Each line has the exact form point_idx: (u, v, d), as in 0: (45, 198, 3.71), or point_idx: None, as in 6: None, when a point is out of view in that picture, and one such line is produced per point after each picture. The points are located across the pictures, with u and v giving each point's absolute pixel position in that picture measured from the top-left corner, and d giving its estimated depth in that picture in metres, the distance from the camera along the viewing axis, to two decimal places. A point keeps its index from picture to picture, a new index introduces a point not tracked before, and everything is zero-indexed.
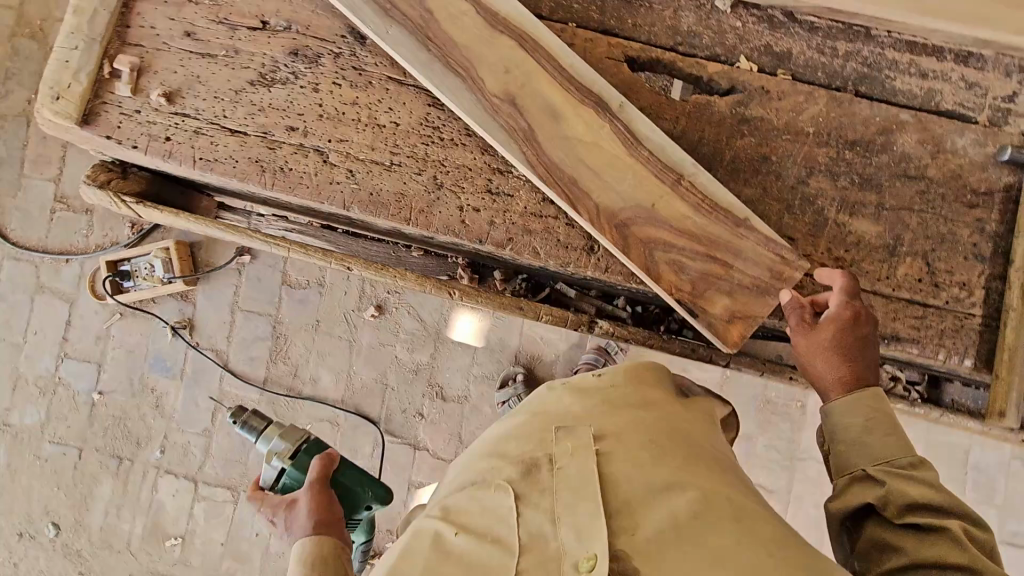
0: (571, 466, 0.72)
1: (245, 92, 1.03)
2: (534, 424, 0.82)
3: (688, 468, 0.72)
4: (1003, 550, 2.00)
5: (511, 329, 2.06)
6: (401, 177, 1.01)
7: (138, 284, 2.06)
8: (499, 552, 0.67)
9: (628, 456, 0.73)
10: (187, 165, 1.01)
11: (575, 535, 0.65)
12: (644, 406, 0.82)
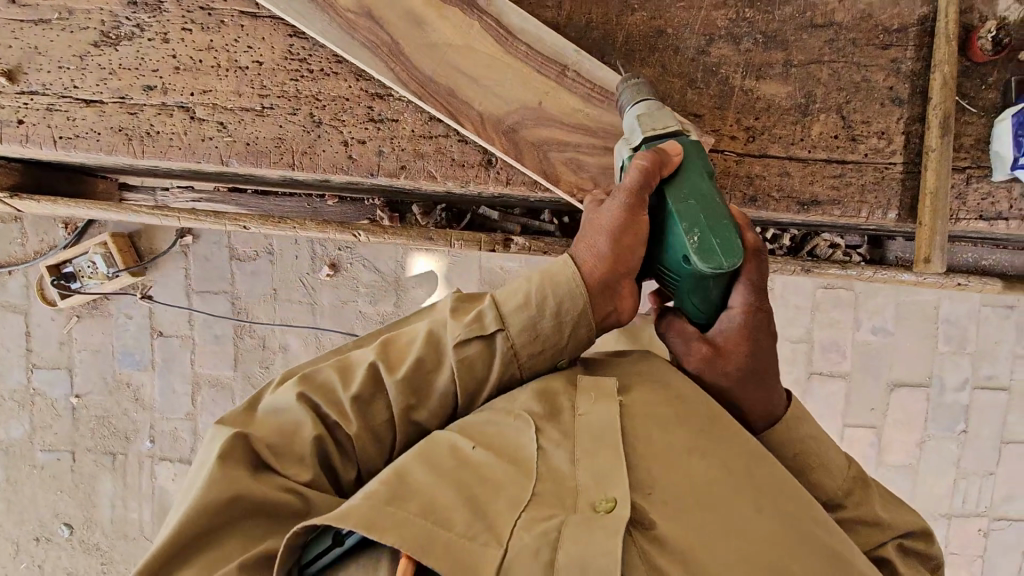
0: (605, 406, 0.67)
1: (90, 56, 0.94)
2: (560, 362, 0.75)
3: (716, 418, 0.69)
4: (978, 394, 2.06)
5: (470, 266, 2.01)
6: (276, 121, 0.94)
7: (87, 284, 2.00)
8: (517, 481, 0.63)
9: (650, 409, 0.68)
10: (48, 146, 0.94)
11: (593, 478, 0.61)
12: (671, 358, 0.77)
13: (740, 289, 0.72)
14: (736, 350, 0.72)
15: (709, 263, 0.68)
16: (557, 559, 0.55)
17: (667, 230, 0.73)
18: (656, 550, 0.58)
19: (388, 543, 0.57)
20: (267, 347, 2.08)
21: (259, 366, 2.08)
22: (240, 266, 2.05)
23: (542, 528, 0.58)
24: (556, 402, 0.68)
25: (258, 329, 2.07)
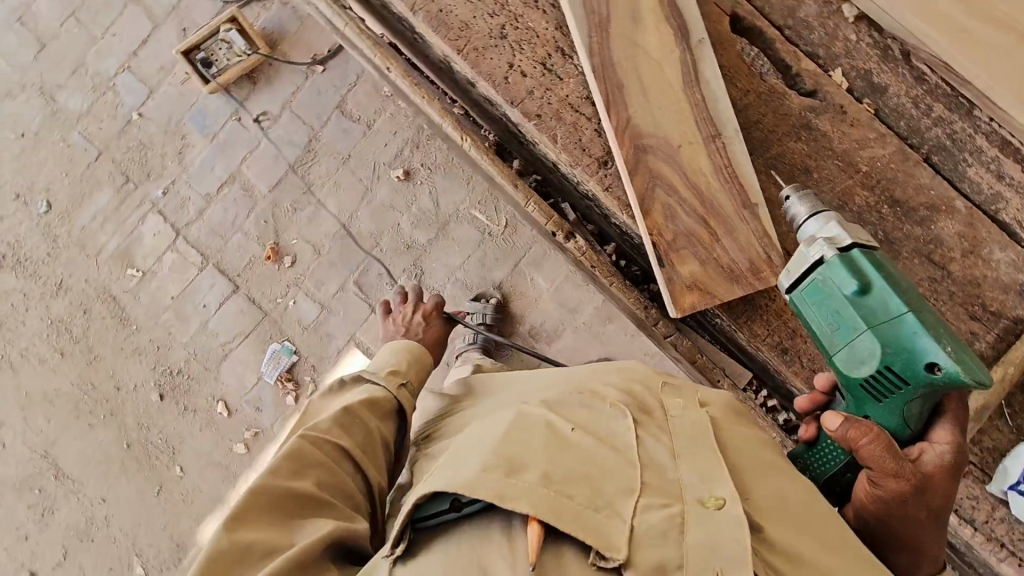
0: (682, 420, 0.87)
1: None
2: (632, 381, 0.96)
3: (788, 470, 0.85)
4: None
5: (508, 257, 2.08)
6: (474, 11, 1.02)
7: (218, 53, 2.13)
8: (615, 451, 0.81)
9: (733, 439, 0.86)
10: None
11: (698, 478, 0.78)
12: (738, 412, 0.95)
13: (945, 423, 0.78)
14: (933, 480, 0.77)
15: (966, 376, 0.72)
16: (687, 539, 0.70)
17: (874, 337, 0.78)
18: (767, 550, 0.72)
19: (524, 509, 0.70)
20: (307, 194, 2.15)
21: (290, 202, 2.16)
22: (340, 119, 2.16)
23: (662, 515, 0.72)
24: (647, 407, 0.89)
25: (313, 175, 2.16)
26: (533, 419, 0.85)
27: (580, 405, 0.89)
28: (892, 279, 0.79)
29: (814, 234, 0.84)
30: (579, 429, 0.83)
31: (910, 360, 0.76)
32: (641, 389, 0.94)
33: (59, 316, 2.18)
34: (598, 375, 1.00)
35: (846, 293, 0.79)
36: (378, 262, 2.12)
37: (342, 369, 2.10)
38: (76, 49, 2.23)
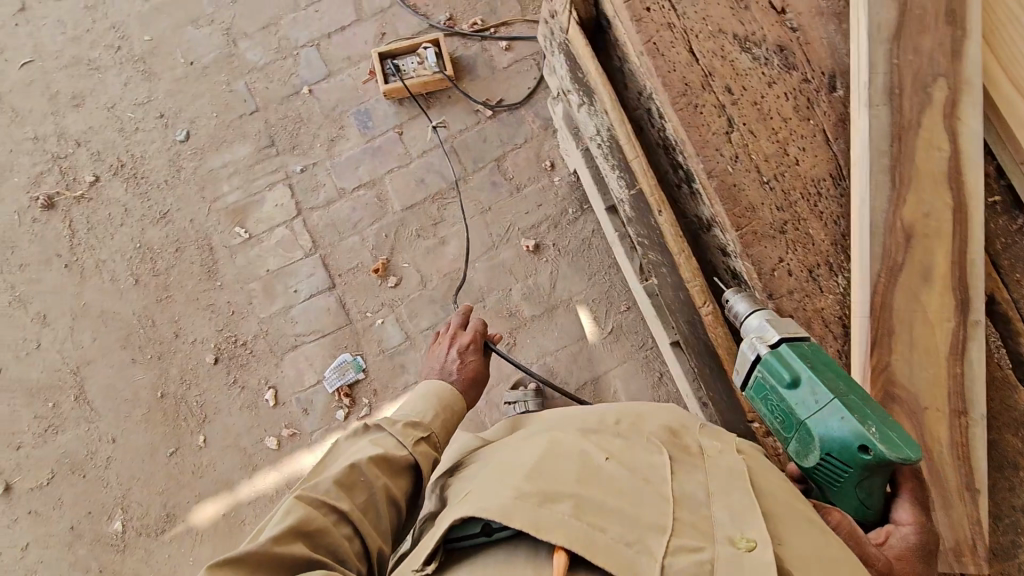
0: (718, 462, 0.92)
1: (722, 36, 1.11)
2: (671, 419, 1.02)
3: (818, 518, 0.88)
4: None
5: (600, 362, 2.09)
6: (763, 197, 1.06)
7: (409, 62, 2.17)
8: (652, 492, 0.87)
9: (764, 476, 0.91)
10: (641, 37, 1.10)
11: (731, 519, 0.83)
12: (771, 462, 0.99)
13: (904, 505, 0.89)
14: (903, 562, 0.86)
15: (895, 455, 0.79)
16: None
17: (811, 430, 0.87)
18: None
19: (555, 539, 0.78)
20: (435, 227, 2.16)
21: (415, 226, 2.16)
22: (493, 172, 2.20)
23: (694, 558, 0.78)
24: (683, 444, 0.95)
25: (448, 212, 2.17)
26: (567, 451, 0.92)
27: (614, 439, 0.96)
28: (821, 368, 0.88)
29: (759, 331, 0.94)
30: (613, 462, 0.90)
31: (846, 447, 0.84)
32: (677, 424, 1.00)
33: (150, 243, 2.12)
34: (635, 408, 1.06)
35: (782, 387, 0.90)
36: (477, 316, 2.11)
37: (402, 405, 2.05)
38: (275, 8, 2.25)
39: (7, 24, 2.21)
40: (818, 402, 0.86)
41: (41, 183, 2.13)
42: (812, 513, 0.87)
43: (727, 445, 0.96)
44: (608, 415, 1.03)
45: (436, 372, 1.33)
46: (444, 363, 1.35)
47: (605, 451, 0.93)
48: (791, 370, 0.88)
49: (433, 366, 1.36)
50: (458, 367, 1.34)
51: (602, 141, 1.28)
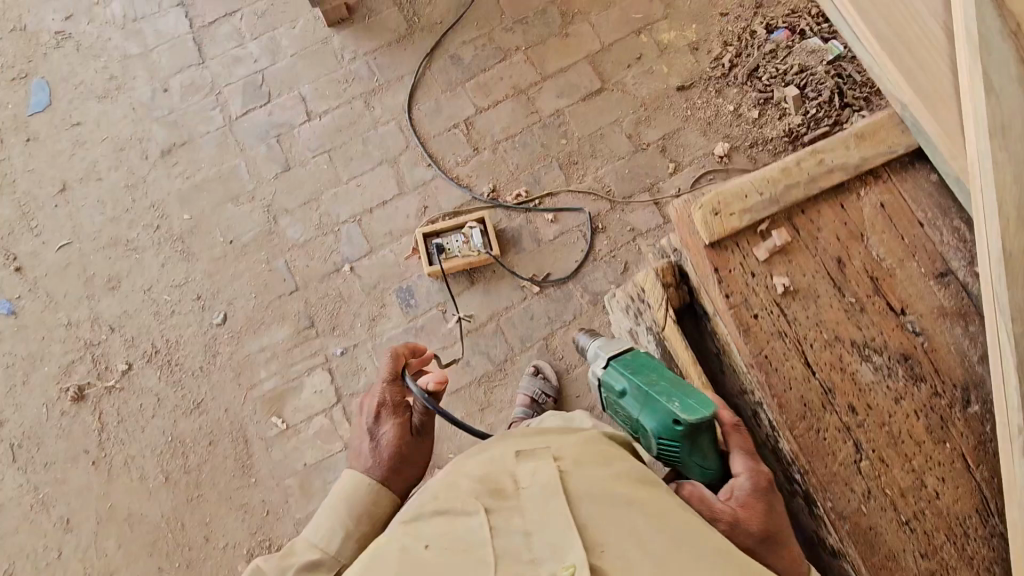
0: (534, 489, 0.92)
1: (838, 343, 1.02)
2: (497, 454, 1.00)
3: (638, 505, 0.91)
4: None
5: None
6: (903, 542, 0.94)
7: (453, 242, 2.11)
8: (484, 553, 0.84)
9: (583, 486, 0.92)
10: (748, 350, 1.01)
11: (554, 553, 0.83)
12: (585, 445, 1.03)
13: (737, 457, 1.03)
14: (748, 508, 0.98)
15: (690, 414, 0.99)
16: None
17: (644, 423, 1.07)
18: None
19: None
20: (482, 412, 2.05)
21: (461, 411, 2.05)
22: (541, 350, 2.11)
23: None
24: (503, 486, 0.93)
25: (495, 394, 2.07)
26: (388, 551, 0.86)
27: (434, 511, 0.91)
28: (636, 368, 1.11)
29: (596, 357, 1.21)
30: (433, 546, 0.85)
31: (665, 424, 1.02)
32: (493, 466, 0.97)
33: (183, 436, 2.01)
34: (458, 463, 1.02)
35: (618, 397, 1.13)
36: None
37: None
38: (316, 183, 2.22)
39: (45, 205, 2.17)
40: (639, 399, 1.07)
41: (72, 373, 2.04)
42: (624, 497, 0.92)
43: (541, 469, 0.94)
44: (434, 485, 0.98)
45: (363, 458, 1.22)
46: (364, 448, 1.24)
47: (422, 533, 0.87)
48: (621, 385, 1.12)
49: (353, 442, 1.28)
50: (382, 450, 1.23)
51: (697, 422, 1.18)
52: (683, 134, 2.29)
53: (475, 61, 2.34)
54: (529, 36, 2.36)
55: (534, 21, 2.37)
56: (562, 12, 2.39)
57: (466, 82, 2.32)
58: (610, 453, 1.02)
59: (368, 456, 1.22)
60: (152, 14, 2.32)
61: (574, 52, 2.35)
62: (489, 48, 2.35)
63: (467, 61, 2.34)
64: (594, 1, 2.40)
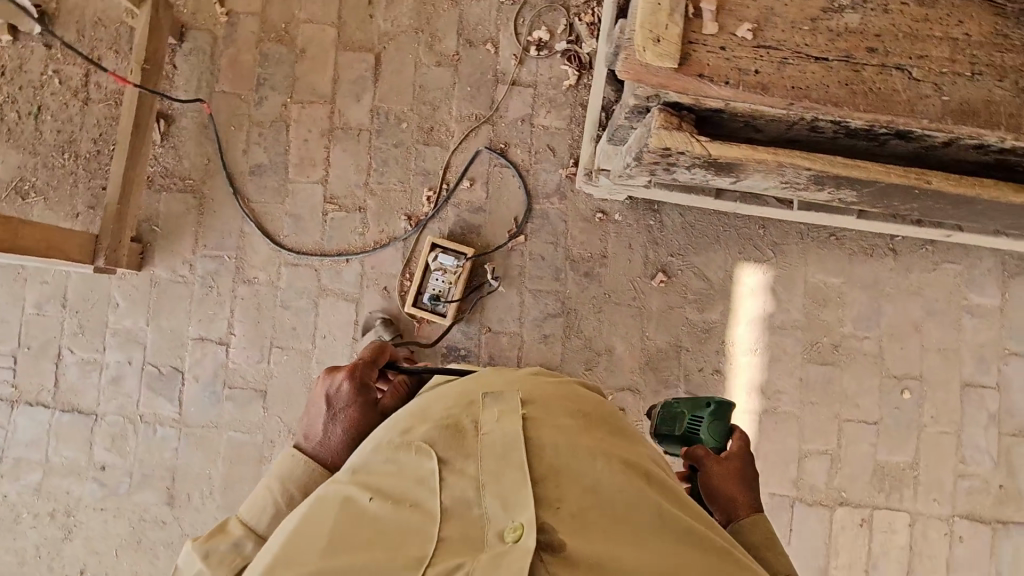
0: (494, 434, 0.95)
1: (819, 20, 1.04)
2: (462, 394, 1.04)
3: (597, 449, 0.96)
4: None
5: (793, 283, 2.15)
6: (987, 87, 1.03)
7: (438, 283, 2.02)
8: (418, 515, 0.89)
9: (550, 423, 0.97)
10: (780, 98, 1.03)
11: (501, 509, 0.86)
12: (559, 392, 1.07)
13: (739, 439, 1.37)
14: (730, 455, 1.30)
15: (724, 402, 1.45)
16: None
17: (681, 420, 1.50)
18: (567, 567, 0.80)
19: None
20: (593, 348, 2.10)
21: (583, 366, 2.10)
22: (576, 267, 2.11)
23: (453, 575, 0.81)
24: (462, 426, 0.97)
25: (587, 330, 2.10)
26: (331, 501, 0.94)
27: (393, 460, 0.97)
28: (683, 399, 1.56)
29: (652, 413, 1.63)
30: (378, 500, 0.92)
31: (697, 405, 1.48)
32: (456, 408, 1.00)
33: None
34: (422, 404, 1.06)
35: (671, 412, 1.53)
36: (691, 361, 2.11)
37: None
38: (295, 375, 2.03)
39: None
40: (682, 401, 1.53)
41: None
42: (581, 438, 0.97)
43: (505, 419, 0.97)
44: (398, 426, 1.03)
45: (311, 433, 1.22)
46: (318, 422, 1.23)
47: (372, 487, 0.94)
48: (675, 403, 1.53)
49: (304, 409, 1.28)
50: (336, 429, 1.23)
51: (778, 185, 1.22)
52: (468, 15, 2.16)
53: (271, 153, 2.13)
54: (281, 88, 2.14)
55: (267, 71, 2.15)
56: (277, 40, 2.16)
57: (287, 176, 2.12)
58: (582, 398, 1.09)
59: (317, 431, 1.22)
60: (4, 440, 2.01)
61: (324, 59, 2.15)
62: (268, 131, 2.14)
63: (265, 162, 2.12)
64: (285, 4, 2.17)
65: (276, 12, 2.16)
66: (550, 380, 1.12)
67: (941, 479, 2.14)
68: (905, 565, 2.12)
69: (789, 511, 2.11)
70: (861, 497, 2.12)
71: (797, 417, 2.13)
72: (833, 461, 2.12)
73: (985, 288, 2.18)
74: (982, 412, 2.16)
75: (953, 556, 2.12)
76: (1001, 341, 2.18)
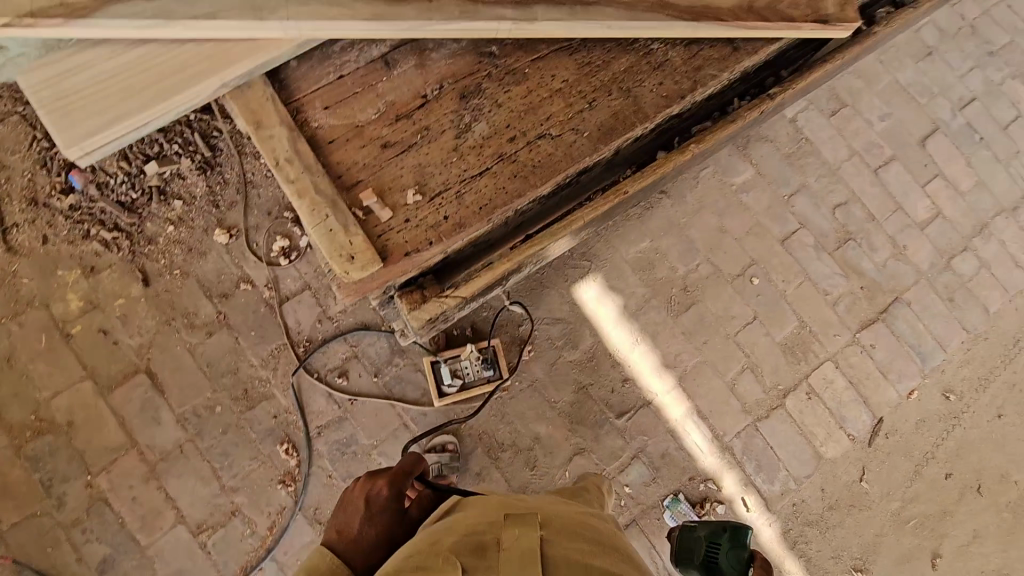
0: (515, 546, 0.88)
1: (461, 146, 1.18)
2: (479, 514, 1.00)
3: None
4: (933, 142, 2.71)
5: (620, 269, 2.34)
6: (603, 107, 1.25)
7: (465, 370, 2.04)
8: None
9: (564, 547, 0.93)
10: (479, 221, 1.14)
11: None
12: (565, 518, 1.05)
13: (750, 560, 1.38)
14: None
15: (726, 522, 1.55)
16: None
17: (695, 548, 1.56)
18: None
19: None
20: (522, 448, 2.11)
21: (526, 468, 2.10)
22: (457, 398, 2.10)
23: None
24: (484, 543, 0.91)
25: (506, 438, 2.11)
26: None
27: (421, 566, 0.86)
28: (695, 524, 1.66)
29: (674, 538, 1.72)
30: None
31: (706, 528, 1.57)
32: (479, 526, 0.95)
33: None
34: (442, 523, 0.98)
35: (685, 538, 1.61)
36: (601, 390, 2.20)
37: (694, 439, 2.21)
38: None
39: None
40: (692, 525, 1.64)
41: None
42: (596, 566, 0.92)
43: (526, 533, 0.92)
44: (423, 539, 0.94)
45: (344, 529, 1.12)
46: (353, 519, 1.13)
47: None
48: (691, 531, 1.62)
49: (341, 510, 1.17)
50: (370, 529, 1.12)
51: (537, 262, 1.35)
52: (205, 274, 2.03)
53: (109, 538, 1.86)
54: (72, 474, 1.88)
55: (45, 469, 1.88)
56: (35, 433, 1.89)
57: (141, 544, 1.87)
58: (587, 527, 1.06)
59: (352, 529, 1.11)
60: None
61: (97, 413, 1.92)
62: (89, 521, 1.86)
63: (109, 550, 1.85)
64: (18, 394, 1.90)
65: (14, 409, 1.89)
66: (557, 509, 1.09)
67: (827, 318, 2.41)
68: (859, 398, 2.35)
69: (758, 434, 2.25)
70: (793, 379, 2.33)
71: (705, 363, 2.29)
72: (754, 370, 2.31)
73: (738, 167, 2.53)
74: (809, 250, 2.49)
75: (878, 363, 2.40)
76: (777, 194, 2.54)
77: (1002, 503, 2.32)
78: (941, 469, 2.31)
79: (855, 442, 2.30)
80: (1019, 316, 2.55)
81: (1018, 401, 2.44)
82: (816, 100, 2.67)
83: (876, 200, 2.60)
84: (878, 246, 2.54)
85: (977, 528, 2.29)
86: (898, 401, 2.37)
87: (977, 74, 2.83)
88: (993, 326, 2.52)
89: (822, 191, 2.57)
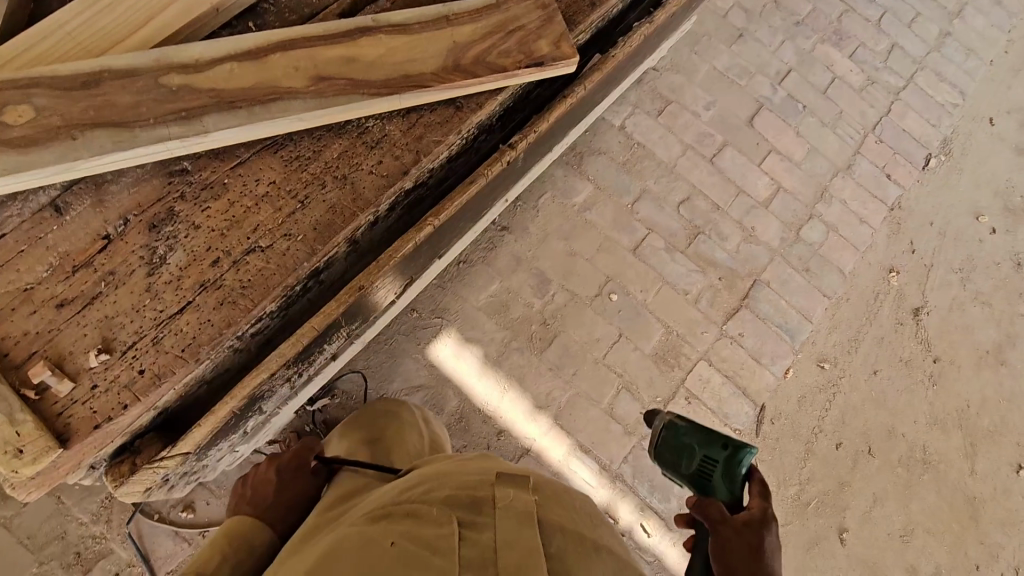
0: (508, 507, 0.99)
1: (154, 284, 1.05)
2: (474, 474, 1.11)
3: (592, 555, 1.00)
4: (763, 115, 2.73)
5: (473, 318, 2.26)
6: (319, 200, 1.14)
7: None
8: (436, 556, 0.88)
9: (549, 514, 1.04)
10: (181, 367, 1.01)
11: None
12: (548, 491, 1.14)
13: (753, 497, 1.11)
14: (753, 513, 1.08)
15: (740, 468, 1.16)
16: None
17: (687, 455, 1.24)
18: None
19: None
20: None
21: None
22: None
23: None
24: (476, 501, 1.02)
25: None
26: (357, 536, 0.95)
27: (420, 510, 0.98)
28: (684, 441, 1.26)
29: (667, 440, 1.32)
30: (398, 538, 0.91)
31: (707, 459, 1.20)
32: (475, 487, 1.06)
33: None
34: (444, 476, 1.11)
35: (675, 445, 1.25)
36: (475, 448, 2.12)
37: (580, 475, 2.14)
38: None
39: None
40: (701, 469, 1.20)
41: None
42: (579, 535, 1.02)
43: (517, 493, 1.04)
44: (426, 483, 1.08)
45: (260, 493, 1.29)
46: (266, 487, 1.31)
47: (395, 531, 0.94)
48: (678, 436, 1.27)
49: (249, 486, 1.33)
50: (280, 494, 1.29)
51: (299, 377, 1.23)
52: None
53: None
54: None
55: None
56: None
57: None
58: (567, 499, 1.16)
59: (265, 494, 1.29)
60: None
61: None
62: None
63: None
64: None
65: None
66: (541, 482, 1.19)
67: (692, 318, 2.38)
68: (739, 391, 2.31)
69: (646, 453, 2.20)
70: (668, 388, 2.28)
71: (577, 394, 2.22)
72: (629, 389, 2.25)
73: (574, 185, 2.48)
74: (661, 253, 2.46)
75: (750, 350, 2.37)
76: (620, 203, 2.50)
77: (896, 459, 2.30)
78: (830, 441, 2.29)
79: (742, 436, 2.26)
80: (875, 269, 2.56)
81: (891, 354, 2.44)
82: (642, 103, 2.64)
83: (718, 188, 2.58)
84: (728, 233, 2.51)
85: (877, 491, 2.26)
86: (776, 384, 2.34)
87: (788, 45, 2.86)
88: (852, 285, 2.52)
89: (663, 191, 2.55)
